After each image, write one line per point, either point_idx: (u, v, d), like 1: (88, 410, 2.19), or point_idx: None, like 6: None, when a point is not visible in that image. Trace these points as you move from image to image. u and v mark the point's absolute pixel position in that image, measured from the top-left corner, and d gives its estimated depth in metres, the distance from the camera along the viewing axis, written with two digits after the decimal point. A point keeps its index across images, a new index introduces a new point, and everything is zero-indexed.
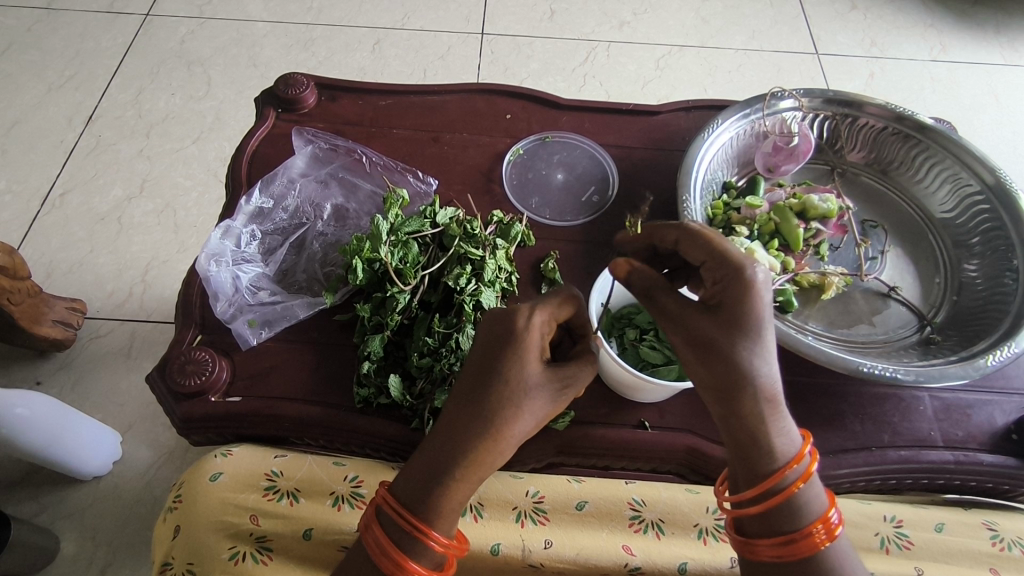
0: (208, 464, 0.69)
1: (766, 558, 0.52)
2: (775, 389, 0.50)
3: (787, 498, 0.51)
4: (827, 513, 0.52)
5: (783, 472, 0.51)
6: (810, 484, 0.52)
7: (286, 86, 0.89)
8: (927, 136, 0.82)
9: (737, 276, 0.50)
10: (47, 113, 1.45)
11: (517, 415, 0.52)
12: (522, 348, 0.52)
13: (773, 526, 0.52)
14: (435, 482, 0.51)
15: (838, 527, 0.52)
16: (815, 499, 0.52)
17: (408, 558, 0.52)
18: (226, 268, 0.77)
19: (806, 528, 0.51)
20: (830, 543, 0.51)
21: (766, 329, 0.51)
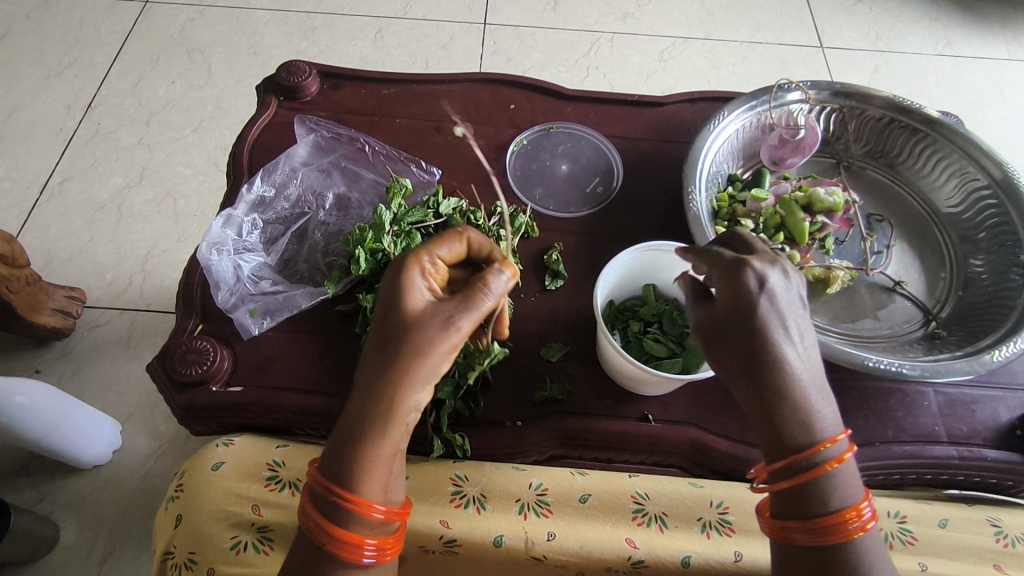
0: (210, 453, 0.68)
1: (795, 539, 0.52)
2: (794, 378, 0.51)
3: (822, 476, 0.51)
4: (862, 503, 0.52)
5: (820, 450, 0.51)
6: (847, 470, 0.52)
7: (288, 74, 0.88)
8: (935, 129, 0.81)
9: (734, 270, 0.52)
10: (46, 100, 1.44)
11: (405, 356, 0.52)
12: (398, 294, 0.54)
13: (802, 505, 0.52)
14: (348, 443, 0.52)
15: (869, 521, 0.52)
16: (850, 486, 0.52)
17: (345, 528, 0.52)
18: (228, 257, 0.76)
19: (839, 511, 0.51)
20: (859, 535, 0.51)
21: (776, 318, 0.51)
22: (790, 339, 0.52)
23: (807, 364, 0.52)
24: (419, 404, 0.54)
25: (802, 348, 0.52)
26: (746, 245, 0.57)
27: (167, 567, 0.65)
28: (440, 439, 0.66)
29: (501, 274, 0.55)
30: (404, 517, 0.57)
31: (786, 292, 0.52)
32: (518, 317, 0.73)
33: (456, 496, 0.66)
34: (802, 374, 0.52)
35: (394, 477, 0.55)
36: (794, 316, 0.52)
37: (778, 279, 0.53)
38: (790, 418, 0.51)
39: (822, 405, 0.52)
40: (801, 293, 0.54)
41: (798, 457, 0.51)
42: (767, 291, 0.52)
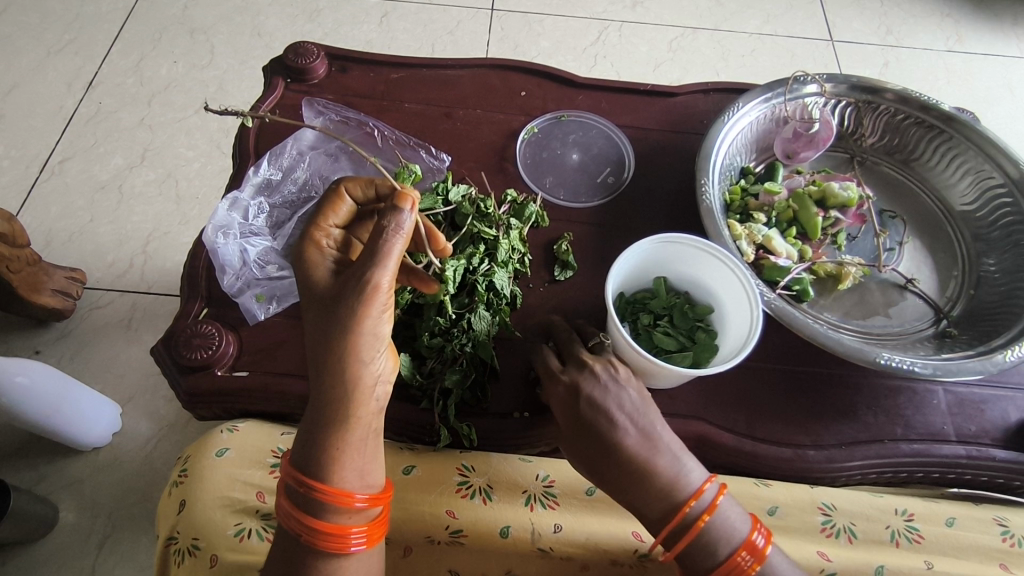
0: (214, 439, 0.67)
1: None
2: (647, 456, 0.56)
3: (699, 531, 0.55)
4: (750, 536, 0.56)
5: (688, 510, 0.55)
6: (723, 512, 0.56)
7: (296, 55, 0.87)
8: (953, 127, 0.80)
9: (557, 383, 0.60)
10: (46, 78, 1.42)
11: (338, 334, 0.54)
12: (306, 277, 0.58)
13: (695, 563, 0.56)
14: (314, 435, 0.55)
15: (764, 548, 0.56)
16: (733, 525, 0.56)
17: (327, 521, 0.55)
18: (234, 241, 0.75)
19: (728, 558, 0.55)
20: (759, 566, 0.55)
21: (608, 414, 0.57)
22: (621, 430, 0.57)
23: (649, 441, 0.57)
24: (375, 372, 0.57)
25: (639, 430, 0.57)
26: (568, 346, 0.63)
27: (171, 553, 0.64)
28: (447, 428, 0.66)
29: (399, 211, 0.54)
30: (386, 498, 0.59)
31: (604, 390, 0.58)
32: (526, 308, 0.72)
33: (463, 486, 0.66)
34: (646, 453, 0.56)
35: (368, 455, 0.58)
36: (620, 406, 0.58)
37: (594, 383, 0.59)
38: (653, 492, 0.56)
39: (680, 465, 0.57)
40: (620, 380, 0.59)
41: (671, 524, 0.56)
42: (586, 397, 0.58)
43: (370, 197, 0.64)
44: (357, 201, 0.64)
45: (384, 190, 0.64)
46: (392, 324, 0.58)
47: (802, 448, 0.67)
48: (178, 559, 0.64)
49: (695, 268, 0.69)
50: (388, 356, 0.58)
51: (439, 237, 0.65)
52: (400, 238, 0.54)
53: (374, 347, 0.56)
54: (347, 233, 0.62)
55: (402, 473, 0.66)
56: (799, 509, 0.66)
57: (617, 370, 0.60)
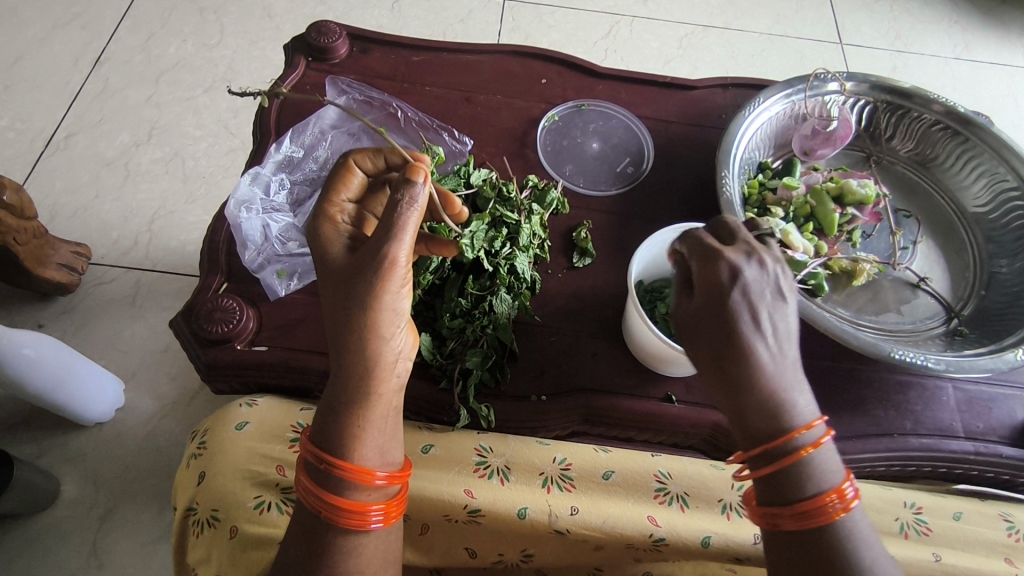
0: (234, 413, 0.68)
1: (780, 529, 0.50)
2: (774, 369, 0.49)
3: (796, 463, 0.49)
4: (842, 484, 0.49)
5: (795, 436, 0.48)
6: (825, 453, 0.49)
7: (318, 34, 0.86)
8: (972, 130, 0.81)
9: (711, 265, 0.50)
10: (53, 51, 1.40)
11: (357, 312, 0.54)
12: (322, 253, 0.57)
13: (779, 491, 0.49)
14: (335, 412, 0.56)
15: (853, 500, 0.49)
16: (829, 467, 0.50)
17: (346, 497, 0.55)
18: (257, 216, 0.76)
19: (818, 497, 0.48)
20: (844, 515, 0.48)
21: (754, 314, 0.49)
22: (763, 335, 0.49)
23: (780, 356, 0.50)
24: (396, 349, 0.57)
25: (776, 340, 0.50)
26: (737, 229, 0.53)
27: (189, 523, 0.65)
28: (466, 409, 0.67)
29: (413, 184, 0.53)
30: (405, 477, 0.59)
31: (763, 286, 0.50)
32: (545, 293, 0.73)
33: (481, 466, 0.67)
34: (771, 367, 0.49)
35: (388, 433, 0.58)
36: (770, 312, 0.50)
37: (755, 274, 0.50)
38: (759, 412, 0.49)
39: (795, 394, 0.50)
40: (782, 283, 0.51)
41: (770, 445, 0.49)
42: (743, 286, 0.49)
43: (379, 167, 0.63)
44: (367, 172, 0.63)
45: (393, 159, 0.63)
46: (410, 299, 0.58)
47: None
48: (197, 530, 0.64)
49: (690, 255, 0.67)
50: (408, 333, 0.59)
51: (454, 202, 0.66)
52: (415, 211, 0.54)
53: (393, 324, 0.56)
54: (360, 207, 0.62)
55: (422, 451, 0.68)
56: None
57: (785, 272, 0.51)
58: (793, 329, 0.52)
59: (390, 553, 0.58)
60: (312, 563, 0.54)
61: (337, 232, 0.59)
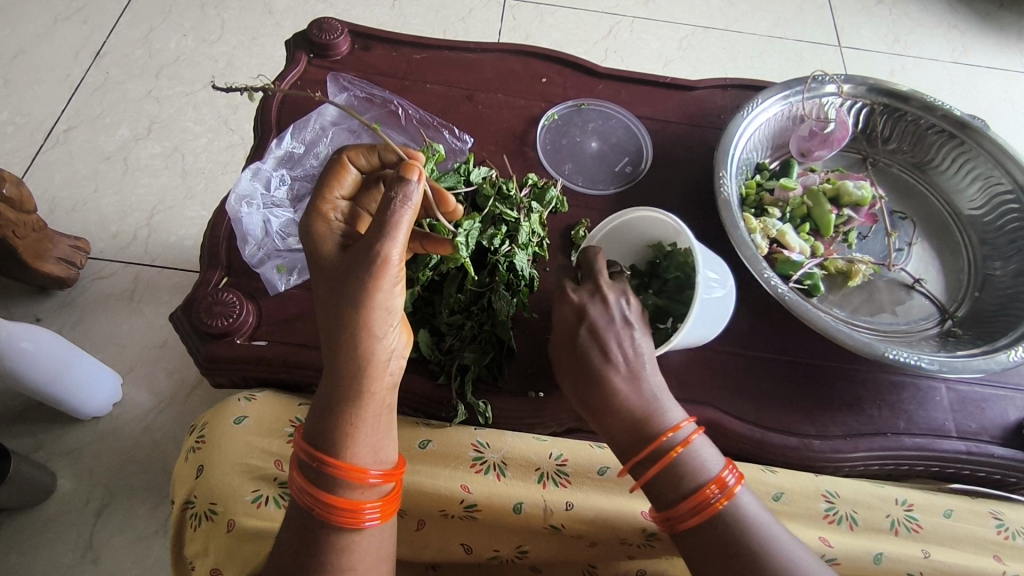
0: (232, 407, 0.69)
1: (677, 528, 0.56)
2: (624, 386, 0.59)
3: (670, 463, 0.56)
4: (721, 474, 0.56)
5: (664, 439, 0.57)
6: (698, 449, 0.57)
7: (320, 30, 0.86)
8: (967, 134, 0.82)
9: (562, 306, 0.64)
10: (53, 45, 1.40)
11: (351, 310, 0.54)
12: (315, 252, 0.58)
13: (664, 493, 0.56)
14: (329, 410, 0.56)
15: (734, 488, 0.56)
16: (705, 462, 0.57)
17: (340, 496, 0.56)
18: (258, 211, 0.76)
19: (698, 490, 0.55)
20: (727, 503, 0.55)
21: (602, 341, 0.61)
22: (613, 360, 0.60)
23: (636, 375, 0.60)
24: (389, 347, 0.58)
25: (626, 365, 0.60)
26: (593, 269, 0.65)
27: (187, 516, 0.65)
28: (463, 405, 0.68)
29: (407, 181, 0.54)
30: (398, 475, 0.60)
31: (606, 321, 0.62)
32: (543, 290, 0.74)
33: (477, 462, 0.67)
34: (624, 387, 0.59)
35: (381, 431, 0.59)
36: (618, 340, 0.61)
37: (598, 310, 0.62)
38: (620, 426, 0.59)
39: (656, 406, 0.59)
40: (626, 314, 0.62)
41: (645, 452, 0.57)
42: (588, 322, 0.62)
43: (373, 165, 0.64)
44: (360, 169, 0.63)
45: (387, 156, 0.63)
46: (404, 298, 0.58)
47: (808, 438, 0.69)
48: (195, 523, 0.64)
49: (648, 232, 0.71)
50: (401, 331, 0.60)
51: (448, 200, 0.66)
52: (409, 209, 0.54)
53: (386, 322, 0.57)
54: (353, 204, 0.62)
55: (418, 446, 0.68)
56: (805, 496, 0.67)
57: (628, 306, 0.63)
58: (646, 353, 0.61)
59: (382, 550, 0.58)
60: (308, 556, 0.55)
61: (329, 229, 0.59)
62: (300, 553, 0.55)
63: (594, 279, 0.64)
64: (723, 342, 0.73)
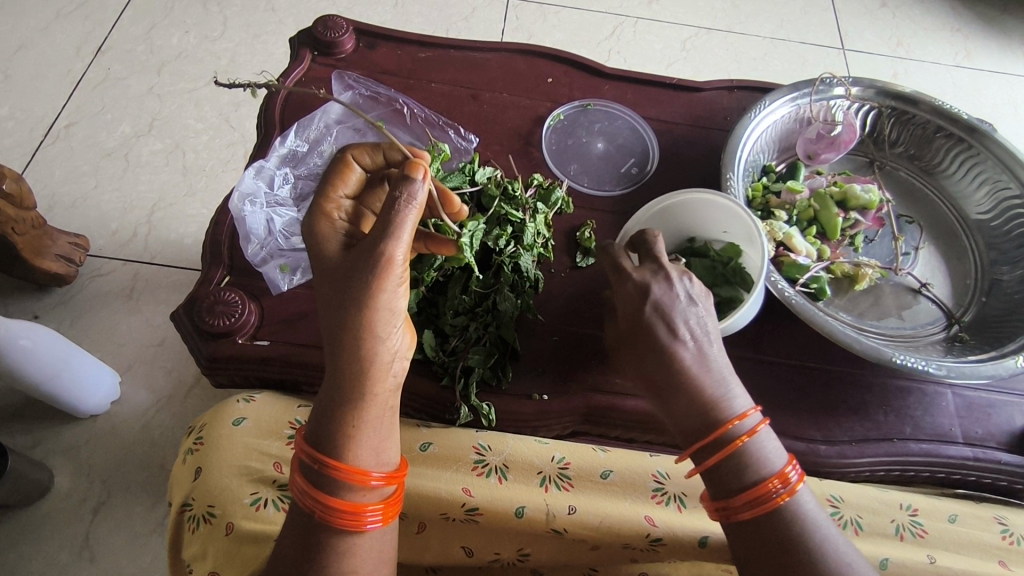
0: (231, 409, 0.68)
1: (733, 519, 0.55)
2: (689, 366, 0.58)
3: (734, 452, 0.55)
4: (784, 469, 0.55)
5: (729, 427, 0.56)
6: (762, 440, 0.56)
7: (325, 28, 0.86)
8: (977, 138, 0.81)
9: (622, 280, 0.63)
10: (54, 40, 1.40)
11: (353, 310, 0.54)
12: (319, 250, 0.57)
13: (724, 482, 0.56)
14: (330, 412, 0.55)
15: (798, 484, 0.55)
16: (769, 455, 0.56)
17: (341, 497, 0.55)
18: (261, 210, 0.75)
19: (760, 482, 0.55)
20: (790, 498, 0.54)
21: (667, 322, 0.59)
22: (681, 337, 0.59)
23: (702, 355, 0.59)
24: (392, 348, 0.57)
25: (695, 345, 0.59)
26: (652, 249, 0.64)
27: (185, 519, 0.64)
28: (468, 406, 0.67)
29: (412, 181, 0.53)
30: (401, 476, 0.59)
31: (671, 299, 0.60)
32: (548, 292, 0.74)
33: (479, 465, 0.67)
34: (694, 368, 0.58)
35: (384, 432, 0.58)
36: (684, 317, 0.60)
37: (662, 288, 0.61)
38: (688, 408, 0.58)
39: (722, 389, 0.58)
40: (691, 292, 0.61)
41: (708, 438, 0.56)
42: (653, 300, 0.60)
43: (378, 163, 0.63)
44: (365, 167, 0.63)
45: (392, 155, 0.63)
46: (407, 299, 0.58)
47: (814, 443, 0.68)
48: (193, 526, 0.63)
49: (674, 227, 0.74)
50: (405, 332, 0.59)
51: (453, 200, 0.64)
52: (413, 209, 0.54)
53: (390, 323, 0.56)
54: (358, 203, 0.61)
55: (420, 449, 0.67)
56: None
57: (691, 283, 0.62)
58: (711, 332, 0.61)
59: (384, 552, 0.58)
60: (309, 560, 0.54)
61: (333, 228, 0.58)
62: (302, 555, 0.55)
63: (655, 257, 0.63)
64: (729, 346, 0.72)
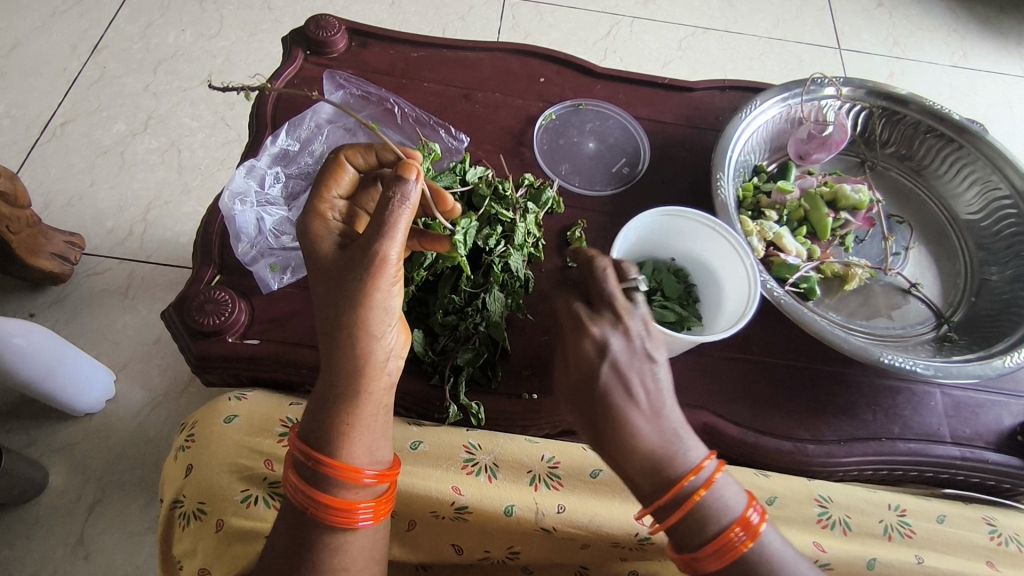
0: (223, 405, 0.68)
1: (699, 569, 0.52)
2: (643, 430, 0.52)
3: (694, 507, 0.51)
4: (745, 513, 0.52)
5: (686, 484, 0.51)
6: (720, 488, 0.52)
7: (317, 27, 0.86)
8: (967, 138, 0.81)
9: (570, 331, 0.56)
10: (50, 39, 1.40)
11: (348, 308, 0.54)
12: (314, 251, 0.57)
13: (685, 538, 0.52)
14: (324, 409, 0.56)
15: (759, 525, 0.52)
16: (729, 502, 0.52)
17: (333, 495, 0.55)
18: (251, 209, 0.76)
19: (721, 533, 0.51)
20: (752, 543, 0.51)
21: (620, 381, 0.53)
22: (636, 399, 0.53)
23: (659, 416, 0.53)
24: (386, 347, 0.57)
25: (650, 402, 0.53)
26: (605, 290, 0.56)
27: (176, 516, 0.64)
28: (457, 405, 0.68)
29: (405, 181, 0.53)
30: (395, 475, 0.60)
31: (627, 353, 0.54)
32: (538, 291, 0.74)
33: (469, 463, 0.67)
34: (651, 429, 0.52)
35: (378, 431, 0.58)
36: (640, 373, 0.53)
37: (616, 339, 0.54)
38: (644, 470, 0.52)
39: (678, 445, 0.52)
40: (646, 344, 0.54)
41: (665, 498, 0.52)
42: (606, 357, 0.53)
43: (371, 163, 0.63)
44: (358, 168, 0.63)
45: (385, 155, 0.63)
46: (402, 297, 0.58)
47: (801, 442, 0.69)
48: (183, 522, 0.64)
49: (671, 241, 0.74)
50: (398, 331, 0.59)
51: (446, 199, 0.65)
52: (406, 210, 0.53)
53: (385, 322, 0.56)
54: (351, 203, 0.61)
55: (411, 447, 0.67)
56: (796, 500, 0.66)
57: (648, 333, 0.55)
58: (666, 384, 0.55)
59: (377, 549, 0.58)
60: (300, 559, 0.55)
61: (328, 228, 0.58)
62: (290, 553, 0.55)
63: (611, 302, 0.55)
64: (719, 346, 0.73)
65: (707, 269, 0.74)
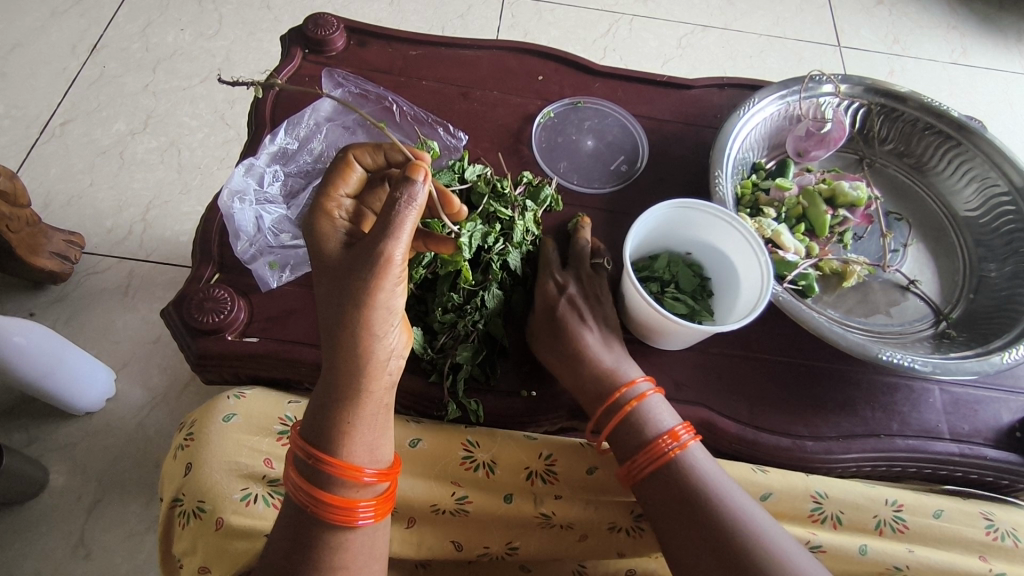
0: (222, 404, 0.68)
1: (636, 475, 0.63)
2: (590, 349, 0.68)
3: (628, 414, 0.64)
4: (676, 428, 0.64)
5: (622, 394, 0.65)
6: (653, 404, 0.65)
7: (316, 26, 0.86)
8: (965, 135, 0.81)
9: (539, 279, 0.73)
10: (50, 38, 1.40)
11: (352, 307, 0.54)
12: (320, 249, 0.57)
13: (624, 442, 0.64)
14: (325, 408, 0.56)
15: (688, 441, 0.63)
16: (662, 417, 0.65)
17: (335, 493, 0.55)
18: (250, 207, 0.76)
19: (654, 439, 0.63)
20: (680, 452, 0.62)
21: (575, 314, 0.70)
22: (588, 328, 0.69)
23: (605, 343, 0.69)
24: (389, 346, 0.57)
25: (599, 333, 0.70)
26: (580, 249, 0.74)
27: (175, 514, 0.64)
28: (456, 403, 0.68)
29: (413, 182, 0.53)
30: (395, 474, 0.60)
31: (583, 296, 0.71)
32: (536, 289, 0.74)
33: (467, 460, 0.67)
34: (597, 349, 0.68)
35: (378, 430, 0.58)
36: (593, 312, 0.71)
37: (575, 285, 0.72)
38: (590, 381, 0.67)
39: (621, 367, 0.68)
40: (598, 293, 0.72)
41: (606, 405, 0.65)
42: (565, 294, 0.71)
43: (379, 163, 0.63)
44: (367, 167, 0.63)
45: (394, 155, 0.62)
46: (404, 298, 0.58)
47: (801, 439, 0.69)
48: (183, 521, 0.64)
49: (685, 231, 0.73)
50: (401, 331, 0.59)
51: (453, 201, 0.65)
52: (413, 210, 0.54)
53: (387, 321, 0.56)
54: (358, 202, 0.61)
55: (409, 445, 0.67)
56: (793, 495, 0.67)
57: (600, 286, 0.73)
58: (613, 327, 0.71)
59: (376, 549, 0.58)
60: (301, 557, 0.55)
61: (334, 227, 0.59)
62: (290, 550, 0.55)
63: (575, 257, 0.74)
64: (717, 343, 0.73)
65: (725, 262, 0.73)
